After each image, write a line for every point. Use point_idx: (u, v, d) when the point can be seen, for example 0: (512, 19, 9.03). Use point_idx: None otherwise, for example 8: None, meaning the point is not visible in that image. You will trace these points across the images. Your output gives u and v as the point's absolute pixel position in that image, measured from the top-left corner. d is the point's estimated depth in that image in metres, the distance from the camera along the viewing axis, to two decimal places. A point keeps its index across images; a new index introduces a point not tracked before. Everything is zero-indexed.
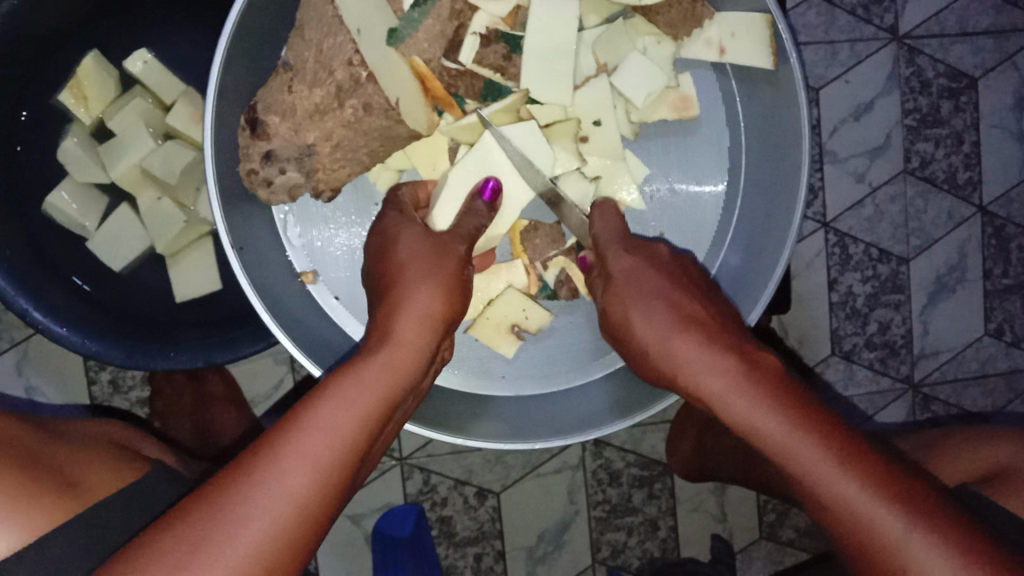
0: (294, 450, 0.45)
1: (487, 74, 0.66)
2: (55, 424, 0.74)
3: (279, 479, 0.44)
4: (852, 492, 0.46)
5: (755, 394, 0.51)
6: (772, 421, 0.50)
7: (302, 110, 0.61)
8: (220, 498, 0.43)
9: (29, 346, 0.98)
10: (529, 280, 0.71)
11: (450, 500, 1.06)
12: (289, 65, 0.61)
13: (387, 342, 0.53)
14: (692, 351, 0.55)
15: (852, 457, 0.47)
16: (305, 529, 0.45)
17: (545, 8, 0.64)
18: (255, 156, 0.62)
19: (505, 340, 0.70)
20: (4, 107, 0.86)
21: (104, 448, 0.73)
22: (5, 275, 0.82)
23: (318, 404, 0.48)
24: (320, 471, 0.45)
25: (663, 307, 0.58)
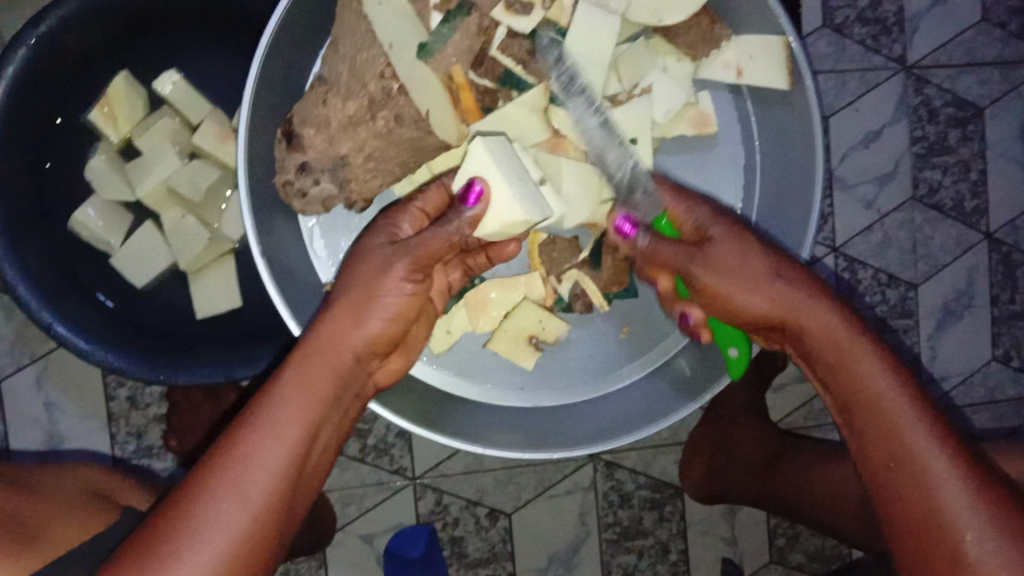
0: (218, 488, 0.50)
1: (508, 64, 0.66)
2: (39, 477, 0.74)
3: (202, 517, 0.49)
4: (943, 489, 0.51)
5: (890, 381, 0.56)
6: (909, 413, 0.54)
7: (336, 123, 0.62)
8: (158, 539, 0.49)
9: (49, 361, 0.99)
10: (546, 292, 0.71)
11: (462, 519, 1.06)
12: (325, 80, 0.63)
13: (304, 362, 0.57)
14: (834, 334, 0.58)
15: (961, 463, 0.52)
16: (243, 556, 0.50)
17: (585, 20, 0.65)
18: (291, 167, 0.64)
19: (524, 353, 0.71)
20: (35, 122, 0.88)
21: (79, 500, 0.72)
22: (31, 289, 0.83)
23: (245, 440, 0.53)
24: (241, 504, 0.50)
25: (800, 276, 0.60)
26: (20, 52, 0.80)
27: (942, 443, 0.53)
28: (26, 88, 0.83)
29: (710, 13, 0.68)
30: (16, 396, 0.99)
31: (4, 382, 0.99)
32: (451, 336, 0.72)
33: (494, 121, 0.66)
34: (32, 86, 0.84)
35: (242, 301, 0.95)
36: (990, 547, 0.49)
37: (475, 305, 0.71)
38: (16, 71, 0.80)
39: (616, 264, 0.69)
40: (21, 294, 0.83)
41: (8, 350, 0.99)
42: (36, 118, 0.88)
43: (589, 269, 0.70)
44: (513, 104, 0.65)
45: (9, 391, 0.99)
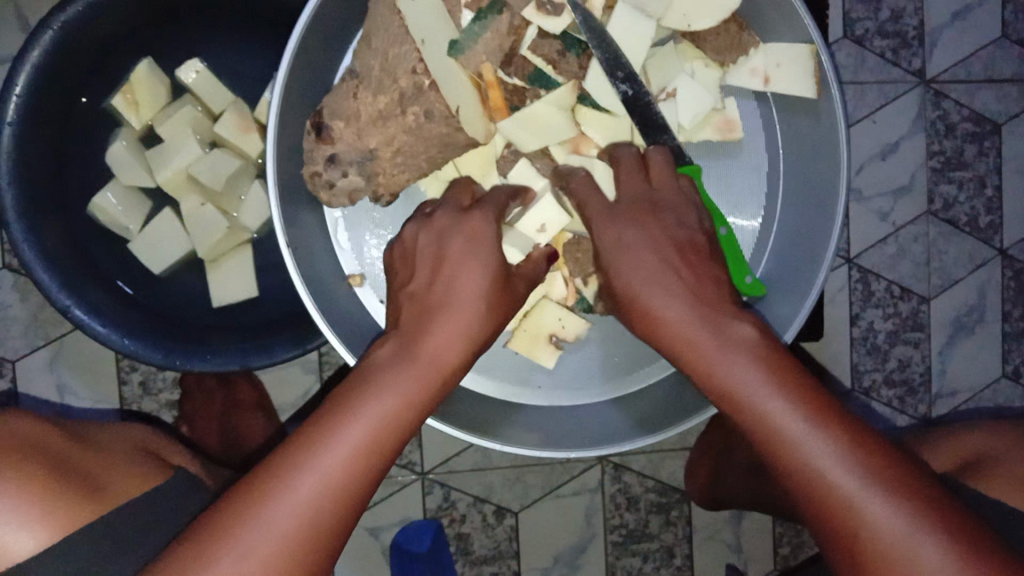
0: (296, 479, 0.49)
1: (539, 63, 0.67)
2: (92, 433, 0.78)
3: (276, 509, 0.48)
4: (834, 464, 0.47)
5: (771, 391, 0.50)
6: (795, 421, 0.49)
7: (365, 116, 0.63)
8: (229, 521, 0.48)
9: (62, 344, 0.99)
10: (567, 292, 0.71)
11: (468, 517, 1.06)
12: (355, 73, 0.63)
13: (406, 355, 0.54)
14: (706, 347, 0.53)
15: (867, 468, 0.47)
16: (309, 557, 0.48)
17: (622, 20, 0.65)
18: (319, 159, 0.64)
19: (544, 351, 0.71)
20: (59, 106, 0.88)
21: (130, 457, 0.77)
22: (52, 273, 0.84)
23: (332, 434, 0.50)
24: (314, 506, 0.48)
25: (656, 264, 0.58)
26: (48, 34, 0.80)
27: (843, 451, 0.47)
28: (53, 72, 0.84)
29: (738, 18, 0.68)
30: (29, 377, 0.99)
31: (19, 364, 0.99)
32: None
33: (522, 118, 0.66)
34: (58, 70, 0.84)
35: (256, 291, 0.95)
36: (888, 515, 0.45)
37: None
38: (42, 55, 0.81)
39: None
40: (41, 277, 0.83)
41: (23, 332, 0.99)
42: (62, 100, 0.88)
43: None
44: (542, 102, 0.65)
45: (23, 372, 0.99)
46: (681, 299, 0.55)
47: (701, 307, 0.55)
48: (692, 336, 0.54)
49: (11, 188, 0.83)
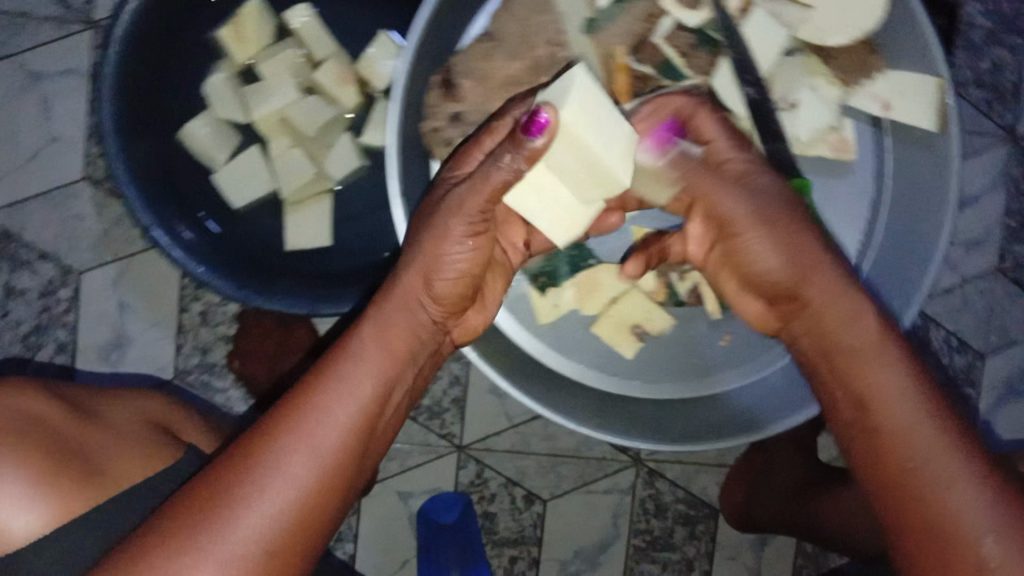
0: (295, 440, 0.53)
1: (670, 54, 0.66)
2: (97, 403, 0.76)
3: (277, 466, 0.52)
4: (928, 448, 0.50)
5: (881, 365, 0.54)
6: (901, 400, 0.52)
7: (495, 79, 0.62)
8: (231, 481, 0.52)
9: (130, 264, 0.98)
10: (659, 287, 0.69)
11: (498, 497, 1.06)
12: (491, 35, 0.64)
13: (383, 318, 0.59)
14: (825, 309, 0.56)
15: (962, 451, 0.51)
16: (314, 504, 0.53)
17: (758, 26, 0.65)
18: (443, 115, 0.63)
19: (625, 342, 0.70)
20: (169, 27, 0.89)
21: (137, 435, 0.74)
22: (138, 190, 0.85)
23: (317, 395, 0.55)
24: (311, 454, 0.53)
25: (788, 248, 0.57)
26: None
27: (939, 436, 0.51)
28: None
29: (869, 41, 0.68)
30: (93, 291, 0.98)
31: (83, 276, 0.98)
32: (554, 310, 0.71)
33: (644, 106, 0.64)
34: None
35: (329, 241, 0.95)
36: (988, 520, 0.48)
37: (584, 285, 0.69)
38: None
39: None
40: (127, 193, 0.84)
41: (91, 246, 0.98)
42: (173, 22, 0.89)
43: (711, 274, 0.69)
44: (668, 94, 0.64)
45: (86, 286, 0.98)
46: (837, 284, 0.57)
47: (811, 261, 0.57)
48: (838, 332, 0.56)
49: (111, 101, 0.84)
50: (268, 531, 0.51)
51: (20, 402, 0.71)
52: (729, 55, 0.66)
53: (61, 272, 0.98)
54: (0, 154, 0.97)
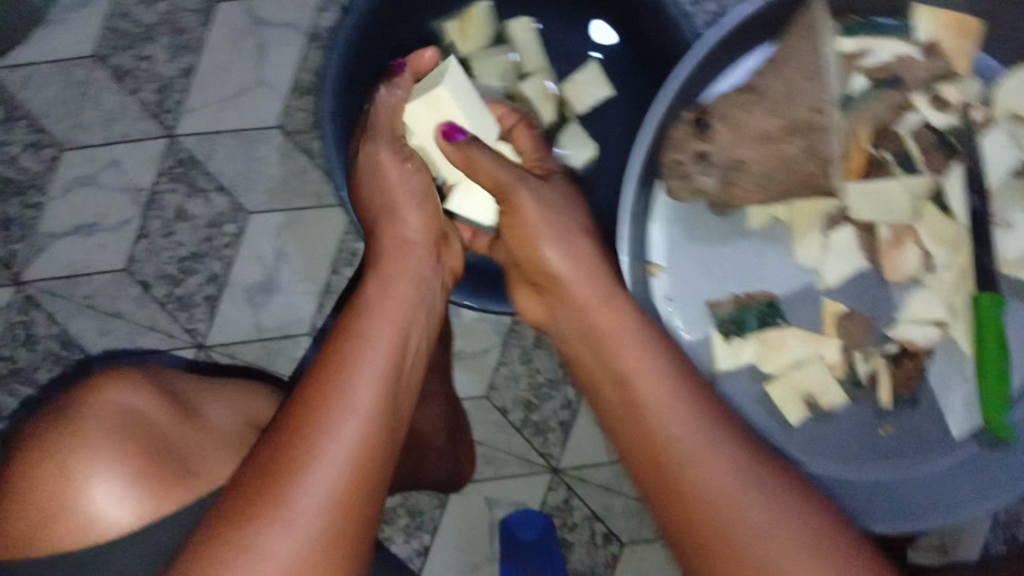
0: (335, 407, 0.55)
1: (912, 148, 0.68)
2: (197, 396, 0.71)
3: (328, 430, 0.54)
4: (689, 471, 0.52)
5: (664, 398, 0.56)
6: (686, 427, 0.54)
7: (751, 131, 0.64)
8: (284, 448, 0.54)
9: (298, 216, 1.01)
10: (841, 364, 0.71)
11: (579, 528, 1.07)
12: (756, 89, 0.65)
13: (386, 287, 0.66)
14: (629, 352, 0.60)
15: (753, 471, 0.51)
16: (367, 459, 0.55)
17: (993, 144, 0.67)
18: (688, 151, 0.66)
19: (793, 407, 0.72)
20: (400, 11, 0.93)
21: (235, 438, 0.69)
22: (344, 166, 0.86)
23: (347, 362, 0.58)
24: (361, 421, 0.56)
25: (570, 253, 0.67)
26: None
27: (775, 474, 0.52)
28: None
29: None
30: (257, 233, 1.02)
31: (253, 217, 1.02)
32: (736, 361, 0.72)
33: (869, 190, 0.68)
34: None
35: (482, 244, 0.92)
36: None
37: (769, 346, 0.71)
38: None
39: (915, 370, 0.70)
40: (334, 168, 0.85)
41: (267, 191, 1.02)
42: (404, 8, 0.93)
43: (891, 363, 0.71)
44: (898, 184, 0.67)
45: (253, 226, 1.02)
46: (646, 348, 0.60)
47: (616, 305, 0.64)
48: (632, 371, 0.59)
49: (336, 72, 0.85)
50: (329, 495, 0.52)
51: (120, 392, 0.66)
52: (964, 163, 0.67)
53: (232, 209, 1.02)
54: (208, 86, 1.02)
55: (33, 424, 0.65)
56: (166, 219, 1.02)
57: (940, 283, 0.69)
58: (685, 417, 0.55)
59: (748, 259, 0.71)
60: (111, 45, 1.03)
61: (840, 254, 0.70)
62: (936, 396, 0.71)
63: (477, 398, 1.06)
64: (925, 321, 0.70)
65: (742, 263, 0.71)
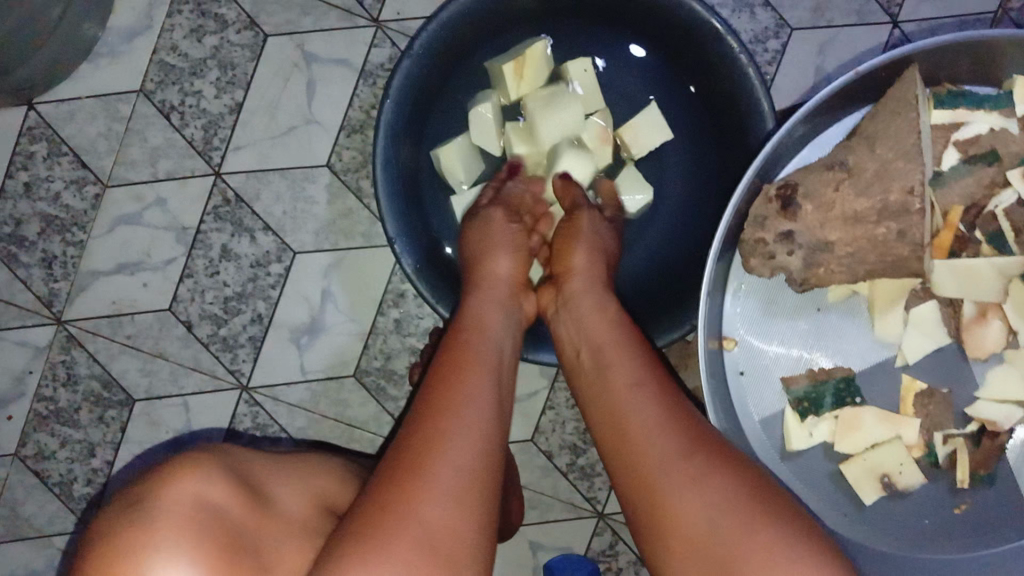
0: (453, 449, 0.54)
1: (1003, 225, 0.66)
2: (261, 477, 0.67)
3: (447, 469, 0.53)
4: (669, 468, 0.52)
5: (637, 396, 0.59)
6: (650, 421, 0.56)
7: (839, 211, 0.62)
8: (388, 495, 0.52)
9: (346, 256, 1.00)
10: (918, 442, 0.69)
11: (624, 573, 1.05)
12: (846, 167, 0.63)
13: (461, 332, 0.68)
14: (615, 365, 0.63)
15: (732, 472, 0.52)
16: (477, 496, 0.53)
17: None
18: (772, 230, 0.63)
19: (869, 486, 0.69)
20: (458, 55, 0.92)
21: (308, 525, 0.66)
22: (399, 214, 0.86)
23: (453, 398, 0.59)
24: (470, 463, 0.54)
25: (595, 302, 0.72)
26: None
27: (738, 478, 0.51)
28: (471, 25, 0.89)
29: None
30: (303, 274, 1.01)
31: (299, 257, 1.01)
32: (808, 436, 0.69)
33: (954, 267, 0.65)
34: (475, 22, 0.89)
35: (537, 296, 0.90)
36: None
37: (844, 422, 0.68)
38: (464, 6, 0.85)
39: (993, 450, 0.68)
40: (390, 218, 0.86)
41: (315, 232, 1.00)
42: (462, 52, 0.92)
43: (970, 442, 0.69)
44: (989, 264, 0.65)
45: (299, 266, 1.01)
46: (626, 358, 0.63)
47: (612, 322, 0.69)
48: (613, 382, 0.61)
49: (390, 120, 0.85)
50: (446, 530, 0.50)
51: (201, 484, 0.58)
52: None
53: (278, 248, 1.01)
54: (257, 124, 1.00)
55: (95, 522, 0.56)
56: (211, 258, 1.01)
57: (1022, 366, 0.67)
58: (685, 485, 0.51)
59: (826, 334, 0.69)
60: (157, 79, 1.01)
61: (920, 330, 0.68)
62: (1018, 478, 0.68)
63: (523, 443, 1.04)
64: (1006, 401, 0.67)
65: (820, 338, 0.69)
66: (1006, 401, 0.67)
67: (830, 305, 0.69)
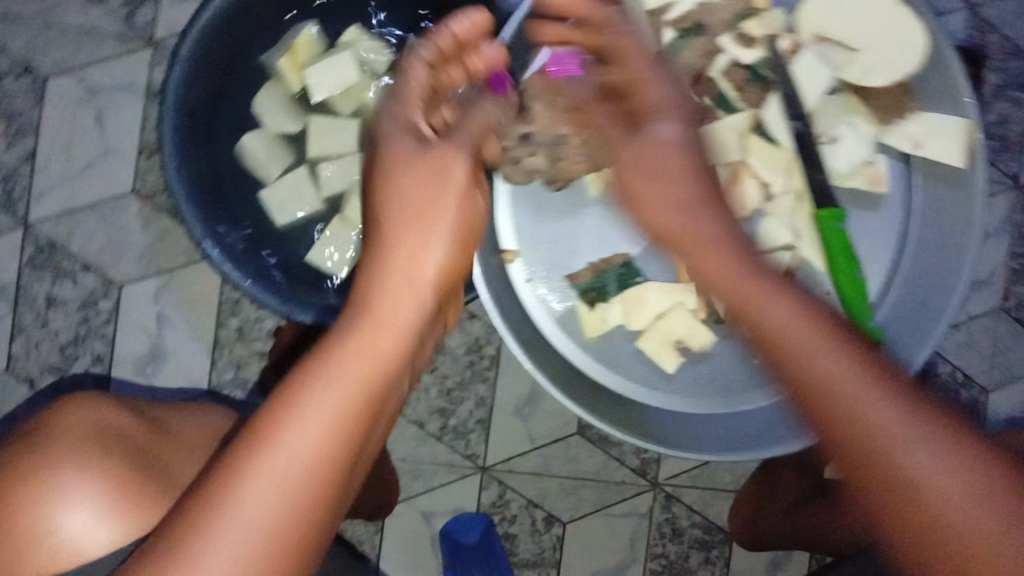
0: (270, 459, 0.48)
1: (724, 89, 0.73)
2: (165, 414, 0.78)
3: (250, 489, 0.47)
4: (833, 385, 0.47)
5: (791, 319, 0.50)
6: (830, 362, 0.48)
7: (565, 104, 0.70)
8: (207, 510, 0.47)
9: (172, 278, 1.00)
10: (701, 306, 0.74)
11: (519, 518, 1.08)
12: (562, 64, 0.71)
13: (378, 270, 0.56)
14: (754, 282, 0.53)
15: (880, 378, 0.47)
16: (299, 512, 0.48)
17: (811, 65, 0.69)
18: (513, 135, 0.69)
19: (667, 356, 0.75)
20: (229, 55, 0.90)
21: (207, 443, 0.75)
22: (199, 219, 0.86)
23: (308, 395, 0.49)
24: (293, 475, 0.48)
25: (722, 235, 0.57)
26: None
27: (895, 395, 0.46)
28: (235, 21, 0.87)
29: (907, 84, 0.71)
30: (133, 304, 1.00)
31: (127, 288, 1.00)
32: (603, 326, 0.75)
33: (691, 136, 0.71)
34: (240, 19, 0.88)
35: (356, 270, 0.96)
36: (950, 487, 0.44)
37: (630, 301, 0.74)
38: (223, 6, 0.84)
39: None
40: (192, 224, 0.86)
41: (137, 260, 1.00)
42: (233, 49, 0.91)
43: None
44: (721, 124, 0.72)
45: (127, 296, 1.00)
46: (787, 306, 0.51)
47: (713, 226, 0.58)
48: (752, 287, 0.53)
49: (174, 129, 0.85)
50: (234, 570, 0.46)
51: (91, 414, 0.71)
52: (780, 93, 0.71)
53: (104, 284, 1.00)
54: (57, 165, 1.00)
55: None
56: (39, 309, 1.01)
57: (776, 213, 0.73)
58: (833, 381, 0.47)
59: (594, 225, 0.75)
60: None
61: None
62: None
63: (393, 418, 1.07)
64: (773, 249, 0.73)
65: (589, 228, 0.75)
66: (772, 249, 0.73)
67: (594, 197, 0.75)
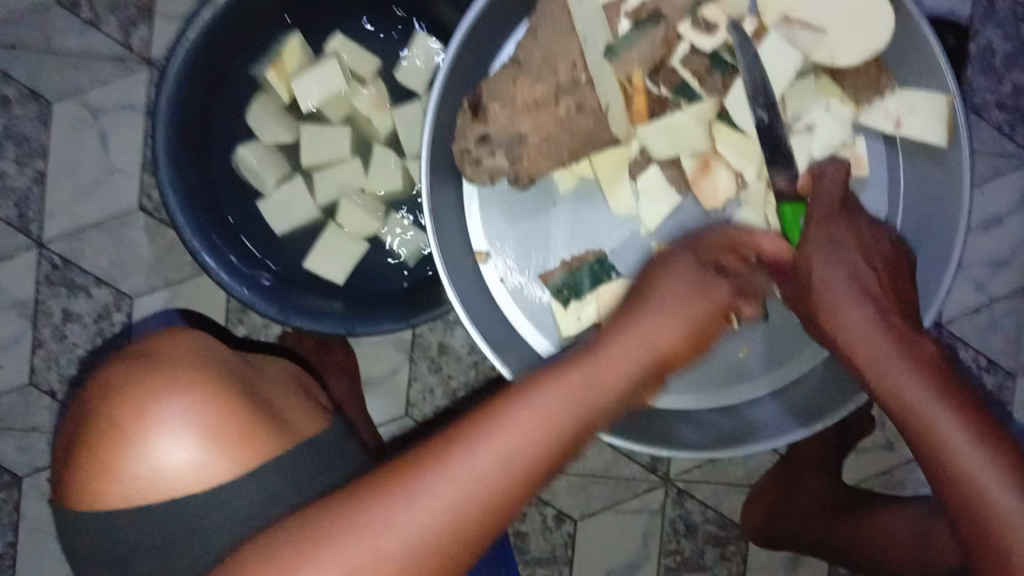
0: (383, 519, 0.52)
1: (687, 77, 0.71)
2: (257, 363, 0.82)
3: (365, 543, 0.52)
4: (951, 437, 0.57)
5: (931, 393, 0.59)
6: (950, 422, 0.57)
7: (521, 102, 0.70)
8: (316, 548, 0.53)
9: (180, 288, 1.04)
10: None
11: (529, 516, 1.08)
12: (517, 62, 0.72)
13: (560, 381, 0.58)
14: (882, 347, 0.61)
15: (979, 431, 0.57)
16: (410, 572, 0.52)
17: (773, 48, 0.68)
18: (472, 136, 0.71)
19: None
20: (214, 68, 0.93)
21: (293, 397, 0.80)
22: (193, 231, 0.88)
23: (432, 473, 0.53)
24: (415, 548, 0.52)
25: (871, 310, 0.62)
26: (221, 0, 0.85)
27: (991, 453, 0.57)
28: (217, 35, 0.89)
29: (880, 61, 0.69)
30: (143, 315, 1.04)
31: (136, 300, 1.04)
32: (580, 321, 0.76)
33: (653, 127, 0.71)
34: (223, 31, 0.89)
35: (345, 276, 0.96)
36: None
37: (604, 299, 0.74)
38: (206, 21, 0.86)
39: None
40: (187, 235, 0.87)
41: (144, 273, 1.04)
42: (218, 61, 0.93)
43: None
44: (683, 113, 0.71)
45: (137, 307, 1.04)
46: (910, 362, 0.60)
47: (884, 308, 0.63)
48: (880, 349, 0.61)
49: (164, 143, 0.87)
50: None
51: (186, 341, 0.74)
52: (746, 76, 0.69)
53: (114, 297, 1.04)
54: (64, 185, 1.04)
55: (105, 381, 0.71)
56: (54, 324, 1.04)
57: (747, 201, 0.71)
58: (982, 453, 0.56)
59: (560, 222, 0.77)
60: None
61: (648, 197, 0.73)
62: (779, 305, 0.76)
63: (396, 419, 1.06)
64: None
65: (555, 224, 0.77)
66: None
67: (562, 195, 0.77)
